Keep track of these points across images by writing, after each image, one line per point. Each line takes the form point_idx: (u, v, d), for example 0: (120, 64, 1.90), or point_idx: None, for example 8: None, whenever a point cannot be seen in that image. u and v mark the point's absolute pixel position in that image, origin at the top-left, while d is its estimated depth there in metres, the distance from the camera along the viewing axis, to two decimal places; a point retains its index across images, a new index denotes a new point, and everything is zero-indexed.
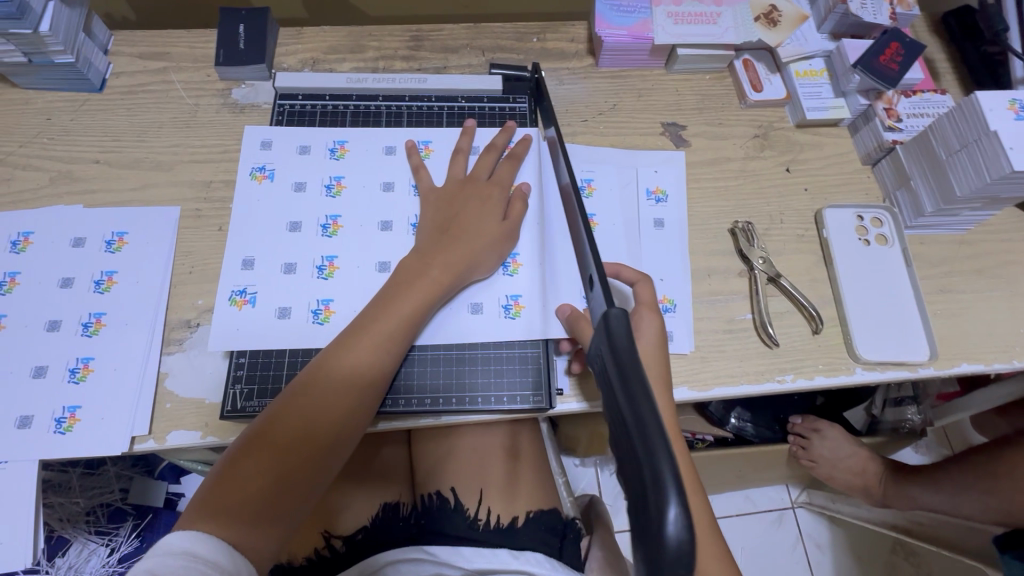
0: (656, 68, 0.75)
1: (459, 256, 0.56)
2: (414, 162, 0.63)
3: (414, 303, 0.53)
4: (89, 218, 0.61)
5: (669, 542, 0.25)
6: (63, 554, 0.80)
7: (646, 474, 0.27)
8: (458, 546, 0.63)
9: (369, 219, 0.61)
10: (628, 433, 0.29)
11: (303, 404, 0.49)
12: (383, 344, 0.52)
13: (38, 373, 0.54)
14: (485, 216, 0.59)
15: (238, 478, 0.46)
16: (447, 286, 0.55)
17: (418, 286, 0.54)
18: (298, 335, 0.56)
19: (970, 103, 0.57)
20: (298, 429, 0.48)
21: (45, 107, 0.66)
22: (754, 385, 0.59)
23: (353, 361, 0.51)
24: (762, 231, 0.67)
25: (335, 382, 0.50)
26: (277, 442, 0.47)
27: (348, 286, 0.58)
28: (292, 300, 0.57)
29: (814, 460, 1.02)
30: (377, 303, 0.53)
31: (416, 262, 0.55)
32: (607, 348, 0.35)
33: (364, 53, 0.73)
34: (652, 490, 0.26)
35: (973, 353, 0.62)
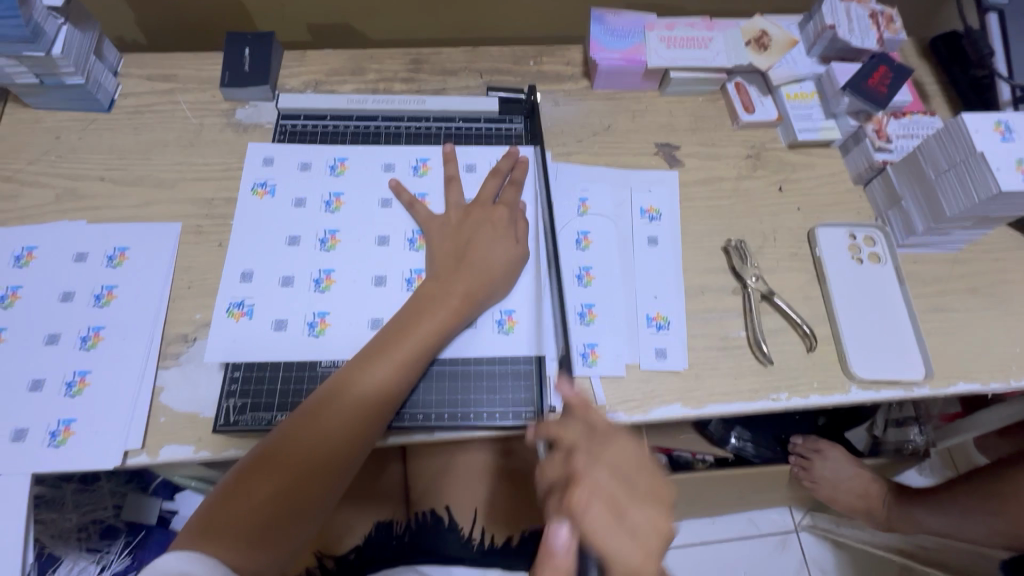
0: (650, 90, 0.77)
1: (473, 283, 0.57)
2: (404, 200, 0.63)
3: (431, 329, 0.54)
4: (92, 234, 0.62)
5: None
6: (53, 572, 0.78)
7: None
8: (449, 566, 0.62)
9: (368, 233, 0.62)
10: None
11: (315, 428, 0.50)
12: (400, 371, 0.53)
13: (35, 385, 0.54)
14: (496, 244, 0.60)
15: (247, 500, 0.46)
16: (464, 313, 0.56)
17: (435, 313, 0.55)
18: (295, 344, 0.56)
19: (956, 124, 0.58)
20: (311, 452, 0.49)
21: (55, 127, 0.68)
22: (748, 403, 0.59)
23: (370, 388, 0.51)
24: (755, 249, 0.67)
25: (349, 406, 0.50)
26: (289, 463, 0.48)
27: (345, 298, 0.59)
28: (290, 310, 0.58)
29: (815, 482, 1.00)
30: (392, 328, 0.54)
31: (431, 287, 0.57)
32: None
33: (365, 75, 0.75)
34: None
35: (969, 372, 0.62)
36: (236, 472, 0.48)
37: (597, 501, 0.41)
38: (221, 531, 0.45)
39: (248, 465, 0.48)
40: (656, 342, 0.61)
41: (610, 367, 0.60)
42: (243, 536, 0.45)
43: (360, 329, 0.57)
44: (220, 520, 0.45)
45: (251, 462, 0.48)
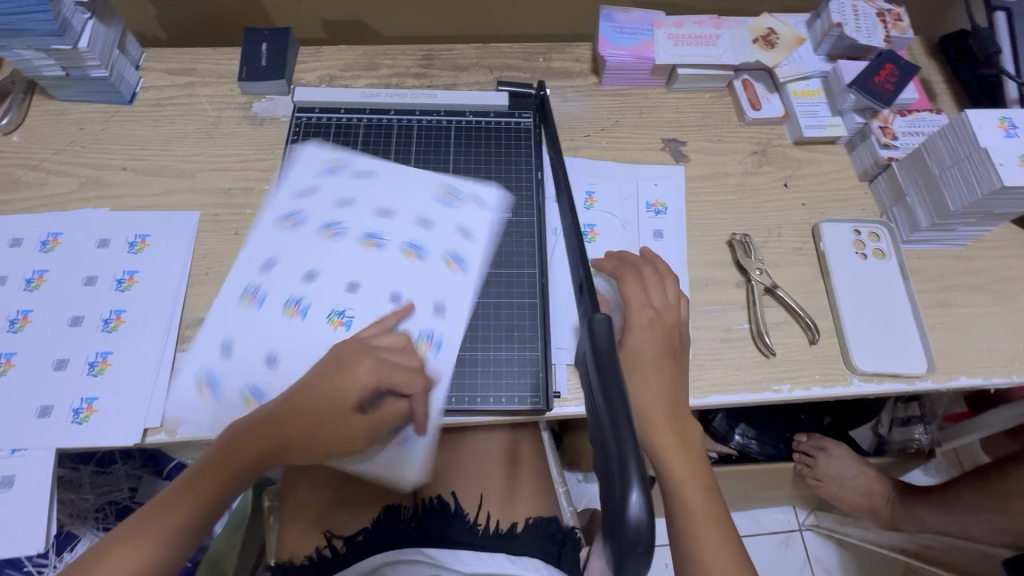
0: (657, 87, 0.78)
1: (377, 365, 0.52)
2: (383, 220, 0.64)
3: (336, 396, 0.51)
4: (115, 221, 0.64)
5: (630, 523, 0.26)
6: (71, 550, 0.81)
7: (613, 463, 0.28)
8: (457, 550, 0.64)
9: (357, 232, 0.63)
10: (603, 438, 0.30)
11: (216, 465, 0.50)
12: (308, 425, 0.51)
13: (59, 365, 0.56)
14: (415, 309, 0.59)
15: (163, 520, 0.48)
16: (362, 394, 0.52)
17: (351, 373, 0.52)
18: (252, 325, 0.58)
19: (960, 121, 0.59)
20: (181, 518, 0.49)
21: (79, 118, 0.71)
22: (750, 393, 0.60)
23: (274, 432, 0.51)
24: (759, 243, 0.68)
25: (246, 456, 0.51)
26: (190, 499, 0.49)
27: (307, 301, 0.59)
28: (266, 289, 0.60)
29: (819, 479, 1.01)
30: (300, 389, 0.52)
31: (357, 340, 0.54)
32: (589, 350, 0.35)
33: (378, 71, 0.77)
34: (617, 477, 0.28)
35: (972, 366, 0.62)
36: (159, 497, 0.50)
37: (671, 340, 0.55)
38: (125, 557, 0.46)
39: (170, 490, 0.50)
40: None
41: None
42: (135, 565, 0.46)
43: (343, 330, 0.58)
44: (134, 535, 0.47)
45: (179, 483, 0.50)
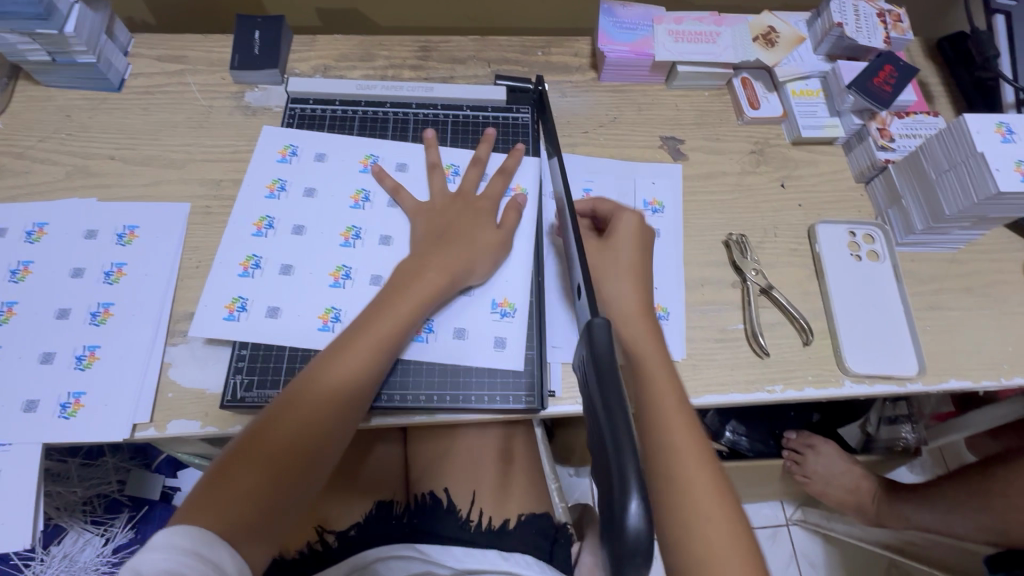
0: (657, 83, 0.77)
1: (459, 261, 0.58)
2: (388, 185, 0.64)
3: (417, 300, 0.55)
4: (102, 212, 0.63)
5: (629, 534, 0.26)
6: (59, 543, 0.81)
7: (612, 473, 0.28)
8: (448, 547, 0.63)
9: (380, 195, 0.65)
10: (603, 445, 0.29)
11: (302, 398, 0.49)
12: (400, 325, 0.54)
13: (46, 358, 0.55)
14: (480, 224, 0.61)
15: (234, 484, 0.44)
16: (448, 285, 0.57)
17: (408, 302, 0.55)
18: (259, 255, 0.60)
19: (958, 125, 0.59)
20: (260, 474, 0.45)
21: (65, 105, 0.69)
22: (744, 394, 0.60)
23: (370, 339, 0.52)
24: (755, 244, 0.68)
25: (332, 386, 0.50)
26: (280, 436, 0.47)
27: (310, 247, 0.61)
28: (281, 224, 0.62)
29: (807, 476, 1.02)
30: (377, 304, 0.55)
31: (416, 275, 0.56)
32: (586, 355, 0.34)
33: (374, 62, 0.76)
34: (616, 486, 0.27)
35: (962, 369, 0.63)
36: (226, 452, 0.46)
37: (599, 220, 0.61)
38: (211, 511, 0.43)
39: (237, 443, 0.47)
40: None
41: None
42: (232, 516, 0.43)
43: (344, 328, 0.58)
44: (218, 483, 0.44)
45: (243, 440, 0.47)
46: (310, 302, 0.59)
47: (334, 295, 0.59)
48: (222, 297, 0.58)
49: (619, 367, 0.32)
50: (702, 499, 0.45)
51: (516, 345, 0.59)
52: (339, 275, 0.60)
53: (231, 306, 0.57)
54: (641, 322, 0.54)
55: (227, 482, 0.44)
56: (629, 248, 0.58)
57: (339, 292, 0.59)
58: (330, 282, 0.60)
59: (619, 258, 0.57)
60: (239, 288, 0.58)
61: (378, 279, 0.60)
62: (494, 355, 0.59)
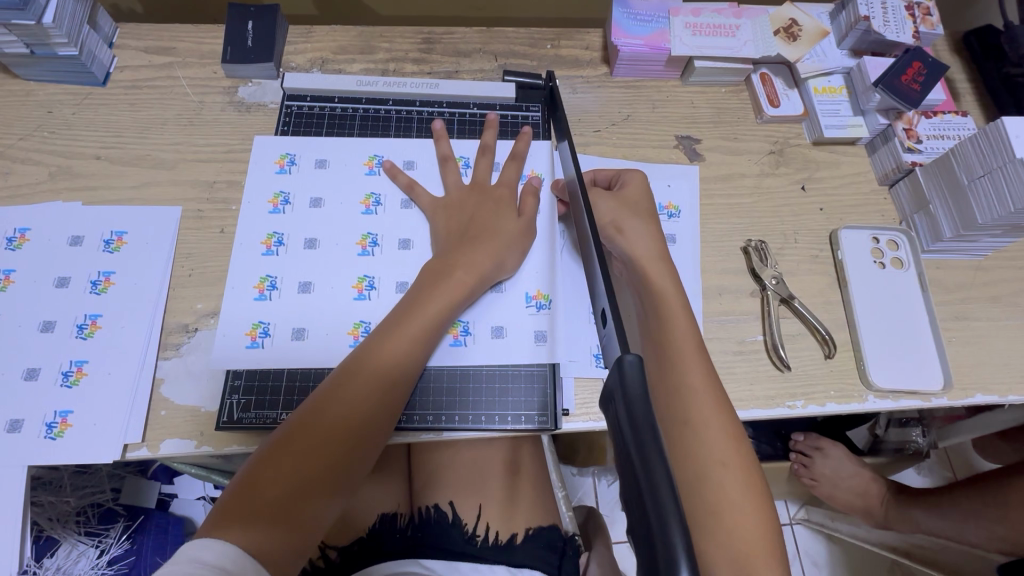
0: (672, 79, 0.73)
1: (484, 259, 0.55)
2: (402, 183, 0.61)
3: (443, 300, 0.52)
4: (88, 216, 0.59)
5: None
6: (51, 555, 0.76)
7: (654, 542, 0.25)
8: (455, 562, 0.62)
9: (392, 196, 0.61)
10: (641, 506, 0.26)
11: (332, 400, 0.47)
12: (428, 325, 0.51)
13: (30, 375, 0.52)
14: (503, 217, 0.58)
15: (263, 492, 0.42)
16: (474, 284, 0.54)
17: (433, 302, 0.52)
18: (273, 275, 0.57)
19: (995, 128, 0.56)
20: (291, 479, 0.43)
21: (47, 100, 0.65)
22: (764, 409, 0.58)
23: (398, 339, 0.50)
24: (775, 250, 0.65)
25: (362, 388, 0.47)
26: (310, 440, 0.45)
27: (327, 261, 0.58)
28: (290, 238, 0.58)
29: (815, 479, 1.00)
30: (403, 304, 0.52)
31: (438, 274, 0.54)
32: (617, 396, 0.31)
33: (375, 55, 0.72)
34: (661, 559, 0.24)
35: (988, 383, 0.61)
36: (255, 457, 0.45)
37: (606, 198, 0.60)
38: (241, 519, 0.41)
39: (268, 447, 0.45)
40: None
41: None
42: (265, 521, 0.41)
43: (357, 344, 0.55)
44: (250, 486, 0.42)
45: (268, 447, 0.45)
46: (335, 319, 0.55)
47: (361, 308, 0.56)
48: (242, 324, 0.55)
49: (654, 418, 0.29)
50: (716, 437, 0.50)
51: (554, 332, 0.57)
52: (363, 287, 0.57)
53: (253, 333, 0.54)
54: (657, 264, 0.57)
55: (258, 487, 0.42)
56: (641, 200, 0.60)
57: (365, 304, 0.56)
58: (355, 295, 0.56)
59: (636, 205, 0.60)
60: (258, 312, 0.55)
61: (403, 285, 0.57)
62: (535, 348, 0.56)
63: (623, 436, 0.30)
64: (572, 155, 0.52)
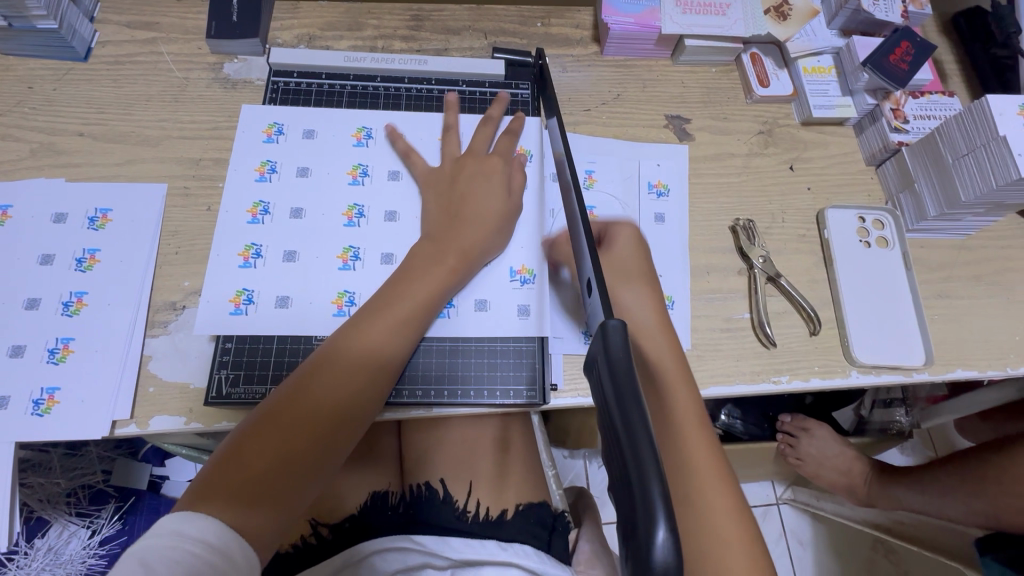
0: (662, 58, 0.73)
1: (473, 239, 0.55)
2: (400, 149, 0.61)
3: (430, 280, 0.52)
4: (72, 193, 0.58)
5: (655, 565, 0.23)
6: (42, 536, 0.79)
7: (634, 493, 0.26)
8: (446, 537, 0.61)
9: (380, 167, 0.61)
10: (623, 463, 0.27)
11: (315, 379, 0.47)
12: (416, 305, 0.51)
13: (16, 352, 0.52)
14: (493, 190, 0.57)
15: (243, 468, 0.42)
16: (461, 263, 0.54)
17: (419, 282, 0.52)
18: (259, 243, 0.56)
19: (979, 107, 0.57)
20: (272, 456, 0.43)
21: (27, 75, 0.64)
22: (750, 385, 0.59)
23: (385, 318, 0.50)
24: (762, 229, 0.66)
25: (349, 366, 0.48)
26: (292, 418, 0.45)
27: (313, 231, 0.57)
28: (276, 208, 0.58)
29: (801, 458, 1.02)
30: (390, 283, 0.52)
31: (425, 253, 0.54)
32: (601, 359, 0.32)
33: (363, 32, 0.71)
34: (640, 508, 0.25)
35: (967, 359, 0.62)
36: (237, 433, 0.45)
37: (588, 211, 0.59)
38: (220, 494, 0.41)
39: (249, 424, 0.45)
40: None
41: None
42: (245, 496, 0.41)
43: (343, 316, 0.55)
44: (230, 461, 0.43)
45: (252, 422, 0.45)
46: (319, 287, 0.55)
47: (346, 277, 0.56)
48: (226, 291, 0.54)
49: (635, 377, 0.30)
50: (705, 476, 0.46)
51: (538, 306, 0.57)
52: (348, 257, 0.57)
53: (237, 300, 0.54)
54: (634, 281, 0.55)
55: (239, 462, 0.42)
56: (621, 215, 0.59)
57: (351, 274, 0.56)
58: (340, 265, 0.56)
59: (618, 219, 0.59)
60: (242, 279, 0.55)
61: (389, 257, 0.57)
62: (519, 322, 0.57)
63: (604, 399, 0.30)
64: (561, 133, 0.52)
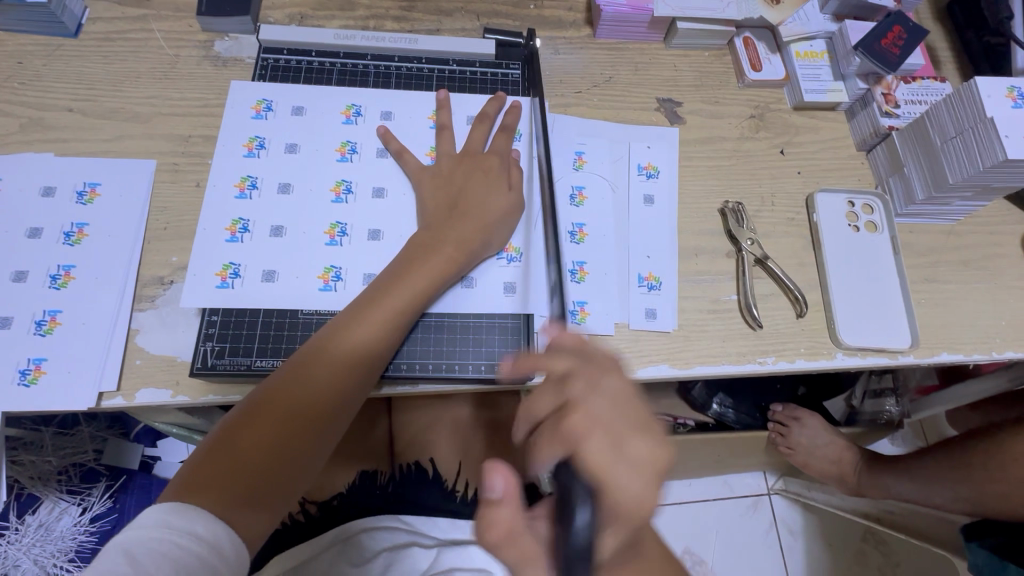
0: (655, 42, 0.73)
1: (472, 235, 0.55)
2: (393, 149, 0.60)
3: (427, 276, 0.52)
4: (62, 168, 0.58)
5: (573, 543, 0.31)
6: (33, 512, 0.81)
7: (559, 489, 0.34)
8: (435, 517, 0.62)
9: (368, 145, 0.61)
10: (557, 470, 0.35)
11: (301, 375, 0.47)
12: (409, 301, 0.51)
13: (3, 323, 0.52)
14: (492, 188, 0.58)
15: (234, 461, 0.43)
16: (461, 259, 0.54)
17: (416, 278, 0.52)
18: (246, 218, 0.56)
19: (969, 89, 0.57)
20: (262, 448, 0.44)
21: (17, 50, 0.63)
22: (735, 365, 0.59)
23: (375, 311, 0.50)
24: (752, 212, 0.66)
25: (342, 357, 0.48)
26: (279, 414, 0.45)
27: (301, 207, 0.57)
28: (264, 183, 0.58)
29: (791, 447, 1.02)
30: (387, 276, 0.52)
31: (423, 248, 0.53)
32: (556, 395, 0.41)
33: (354, 11, 0.70)
34: (565, 502, 0.33)
35: (953, 343, 0.62)
36: (228, 421, 0.45)
37: (592, 418, 0.38)
38: (213, 488, 0.42)
39: (237, 415, 0.46)
40: (646, 302, 0.60)
41: (599, 325, 0.59)
42: (235, 490, 0.43)
43: (329, 290, 0.55)
44: (218, 460, 0.43)
45: (243, 410, 0.45)
46: (306, 263, 0.55)
47: (332, 253, 0.56)
48: (212, 265, 0.55)
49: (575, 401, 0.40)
50: None
51: (525, 286, 0.58)
52: (336, 233, 0.57)
53: (223, 273, 0.54)
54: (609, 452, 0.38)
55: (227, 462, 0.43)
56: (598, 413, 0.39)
57: (338, 250, 0.56)
58: (327, 241, 0.56)
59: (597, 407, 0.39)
60: (228, 254, 0.55)
61: (376, 233, 0.57)
62: (504, 299, 0.57)
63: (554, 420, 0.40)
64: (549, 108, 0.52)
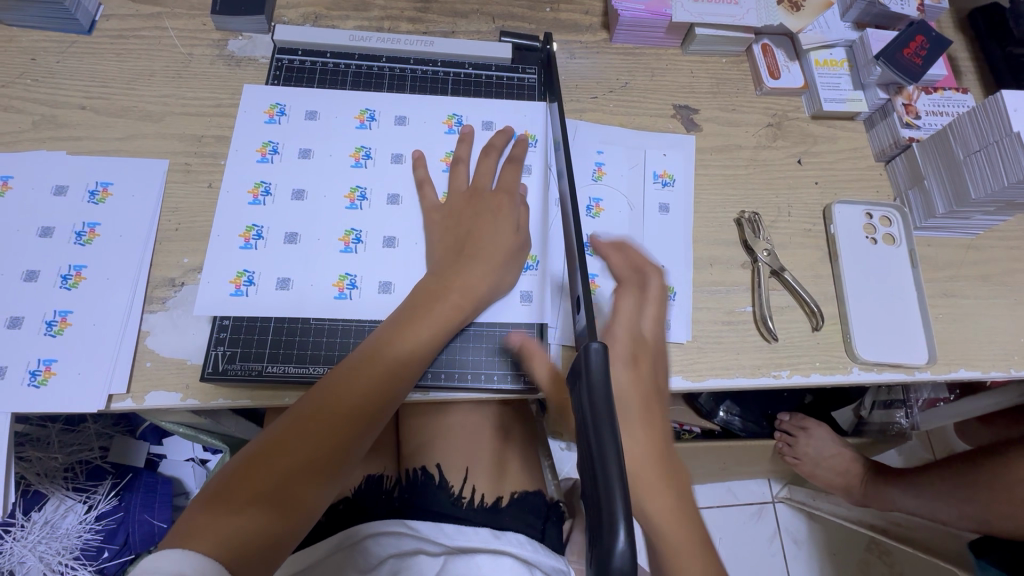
0: (672, 47, 0.72)
1: (486, 275, 0.53)
2: (420, 175, 0.59)
3: (451, 305, 0.52)
4: (73, 167, 0.58)
5: (616, 561, 0.28)
6: (39, 509, 0.81)
7: (602, 505, 0.29)
8: (441, 523, 0.60)
9: (382, 150, 0.60)
10: (591, 487, 0.31)
11: (309, 420, 0.46)
12: (420, 347, 0.50)
13: (13, 323, 0.52)
14: (502, 228, 0.55)
15: (257, 482, 0.43)
16: (466, 311, 0.52)
17: (439, 305, 0.51)
18: (260, 224, 0.56)
19: (994, 103, 0.56)
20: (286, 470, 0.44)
21: (30, 47, 0.63)
22: (750, 379, 0.58)
23: (380, 365, 0.48)
24: (768, 223, 0.65)
25: (371, 377, 0.48)
26: (287, 456, 0.45)
27: (314, 213, 0.57)
28: (278, 188, 0.57)
29: (797, 457, 1.00)
30: (415, 298, 0.52)
31: (434, 281, 0.53)
32: (586, 389, 0.34)
33: (369, 12, 0.70)
34: (605, 515, 0.29)
35: (971, 359, 0.61)
36: (266, 435, 0.46)
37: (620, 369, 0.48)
38: (233, 511, 0.42)
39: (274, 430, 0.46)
40: None
41: None
42: (254, 513, 0.42)
43: (342, 296, 0.54)
44: (218, 503, 0.42)
45: (279, 427, 0.46)
46: (321, 270, 0.55)
47: (347, 261, 0.56)
48: (225, 271, 0.54)
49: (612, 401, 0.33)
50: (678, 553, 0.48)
51: (537, 296, 0.57)
52: (350, 240, 0.56)
53: (237, 281, 0.54)
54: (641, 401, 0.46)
55: (229, 505, 0.42)
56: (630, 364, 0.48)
57: (352, 257, 0.56)
58: (341, 248, 0.56)
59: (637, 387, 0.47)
60: (242, 260, 0.55)
61: (390, 241, 0.57)
62: (518, 310, 0.57)
63: (584, 414, 0.34)
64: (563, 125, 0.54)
